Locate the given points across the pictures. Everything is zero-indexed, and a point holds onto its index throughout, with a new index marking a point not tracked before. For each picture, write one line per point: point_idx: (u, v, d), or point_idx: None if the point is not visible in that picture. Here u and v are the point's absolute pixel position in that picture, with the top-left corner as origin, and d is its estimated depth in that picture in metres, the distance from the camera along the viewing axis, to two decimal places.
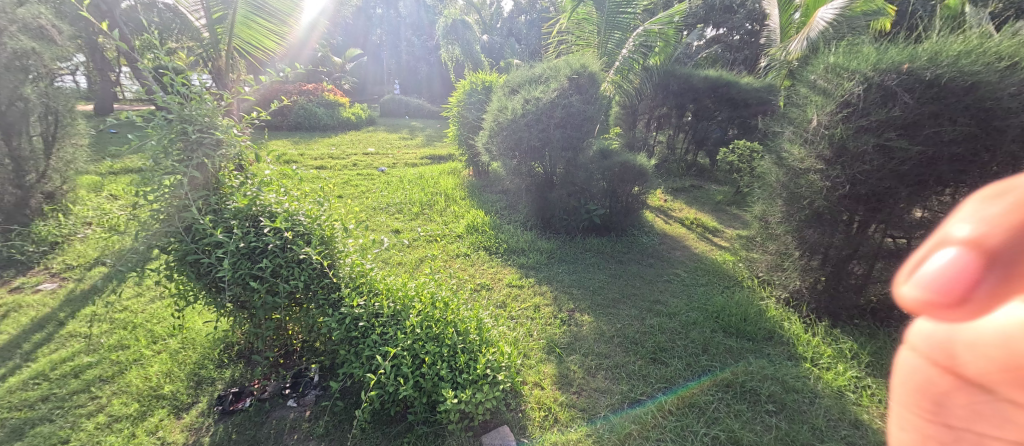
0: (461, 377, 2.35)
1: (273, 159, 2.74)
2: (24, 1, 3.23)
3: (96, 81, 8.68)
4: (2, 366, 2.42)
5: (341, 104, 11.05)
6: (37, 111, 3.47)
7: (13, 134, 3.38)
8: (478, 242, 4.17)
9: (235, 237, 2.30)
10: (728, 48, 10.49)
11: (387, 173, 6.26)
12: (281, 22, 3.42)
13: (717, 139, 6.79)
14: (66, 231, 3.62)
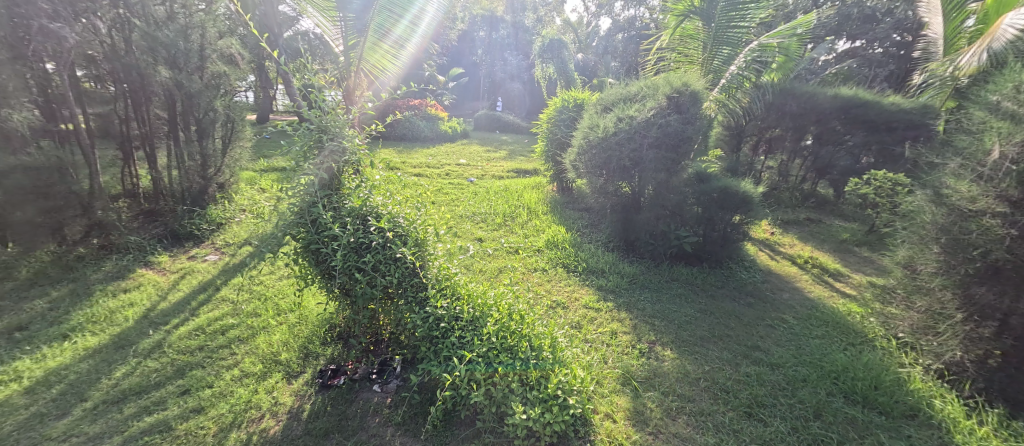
0: (531, 394, 2.35)
1: (385, 166, 3.06)
2: (224, 35, 4.10)
3: (261, 97, 10.59)
4: (176, 317, 3.04)
5: (440, 118, 12.17)
6: (222, 120, 4.36)
7: (206, 137, 4.27)
8: (557, 258, 4.15)
9: (347, 232, 2.59)
10: (866, 63, 8.64)
11: (475, 184, 6.60)
12: (398, 45, 3.89)
13: (845, 168, 5.72)
14: (225, 215, 4.51)
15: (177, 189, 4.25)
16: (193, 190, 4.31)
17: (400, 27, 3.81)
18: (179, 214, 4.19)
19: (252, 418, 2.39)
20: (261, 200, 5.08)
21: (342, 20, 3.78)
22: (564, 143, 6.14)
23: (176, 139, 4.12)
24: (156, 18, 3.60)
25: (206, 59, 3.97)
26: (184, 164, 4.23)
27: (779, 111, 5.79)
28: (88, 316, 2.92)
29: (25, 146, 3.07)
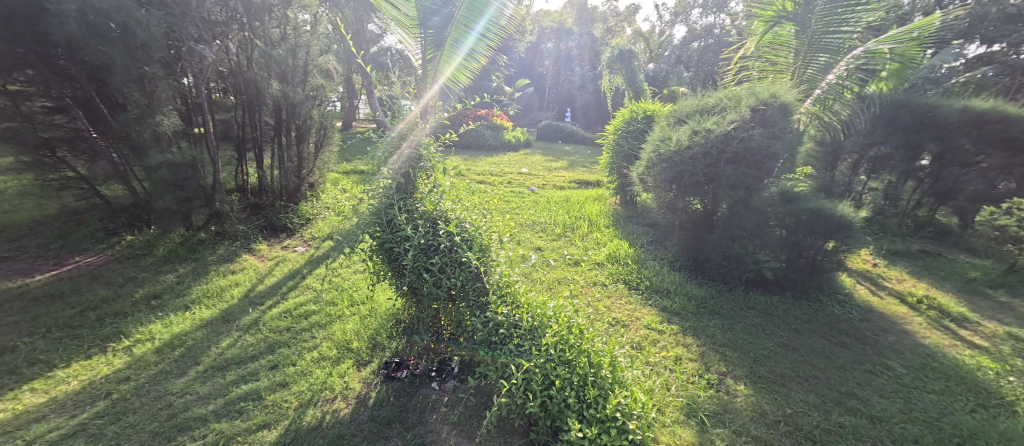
0: (588, 412, 2.27)
1: (455, 173, 3.10)
2: (325, 51, 4.57)
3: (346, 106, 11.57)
4: (270, 299, 3.43)
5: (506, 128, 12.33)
6: (315, 127, 4.87)
7: (303, 141, 4.79)
8: (617, 273, 4.02)
9: (418, 234, 2.68)
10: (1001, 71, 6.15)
11: (535, 193, 6.63)
12: (473, 59, 3.97)
13: (976, 194, 4.70)
14: (313, 211, 5.02)
15: (276, 187, 4.80)
16: (288, 188, 4.84)
17: (475, 41, 3.87)
18: (276, 209, 4.73)
19: (326, 399, 2.58)
20: (343, 200, 5.57)
21: (422, 37, 3.87)
22: (632, 155, 5.86)
23: (282, 141, 4.66)
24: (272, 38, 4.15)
25: (309, 73, 4.46)
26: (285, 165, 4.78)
27: (891, 125, 4.77)
28: (202, 292, 3.38)
29: (169, 146, 3.68)
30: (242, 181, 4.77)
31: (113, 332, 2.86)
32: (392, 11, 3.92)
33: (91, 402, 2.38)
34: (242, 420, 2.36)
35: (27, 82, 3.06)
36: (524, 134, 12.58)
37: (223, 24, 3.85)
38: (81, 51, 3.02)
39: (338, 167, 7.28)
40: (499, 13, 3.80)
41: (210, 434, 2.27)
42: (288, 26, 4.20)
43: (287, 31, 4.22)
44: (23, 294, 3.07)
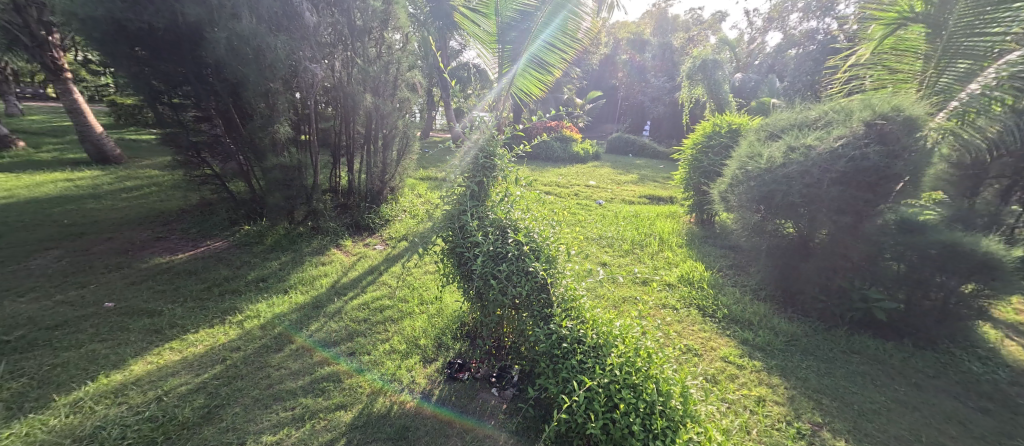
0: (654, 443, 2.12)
1: (526, 183, 3.10)
2: (413, 67, 4.94)
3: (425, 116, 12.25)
4: (353, 290, 3.70)
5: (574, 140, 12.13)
6: (402, 136, 5.25)
7: (391, 149, 5.18)
8: (687, 296, 3.76)
9: (488, 240, 2.71)
10: None
11: (603, 206, 6.44)
12: (546, 71, 4.04)
13: None
14: (391, 213, 5.35)
15: (362, 189, 5.17)
16: (373, 191, 5.22)
17: (550, 54, 3.95)
18: (362, 209, 5.11)
19: (395, 390, 2.66)
20: (418, 204, 5.88)
21: (500, 51, 4.00)
22: (713, 172, 5.38)
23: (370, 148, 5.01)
24: None
25: (398, 86, 4.84)
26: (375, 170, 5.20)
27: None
28: (297, 279, 3.77)
29: (280, 151, 4.24)
30: (334, 184, 5.09)
31: (229, 307, 3.26)
32: (473, 29, 4.15)
33: (209, 366, 2.65)
34: (324, 399, 2.51)
35: (186, 96, 3.82)
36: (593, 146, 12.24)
37: (332, 45, 4.16)
38: (227, 71, 3.66)
39: (415, 173, 7.86)
40: (574, 26, 3.89)
41: (298, 407, 2.44)
42: (384, 46, 4.50)
43: (382, 51, 4.52)
44: (168, 269, 3.72)
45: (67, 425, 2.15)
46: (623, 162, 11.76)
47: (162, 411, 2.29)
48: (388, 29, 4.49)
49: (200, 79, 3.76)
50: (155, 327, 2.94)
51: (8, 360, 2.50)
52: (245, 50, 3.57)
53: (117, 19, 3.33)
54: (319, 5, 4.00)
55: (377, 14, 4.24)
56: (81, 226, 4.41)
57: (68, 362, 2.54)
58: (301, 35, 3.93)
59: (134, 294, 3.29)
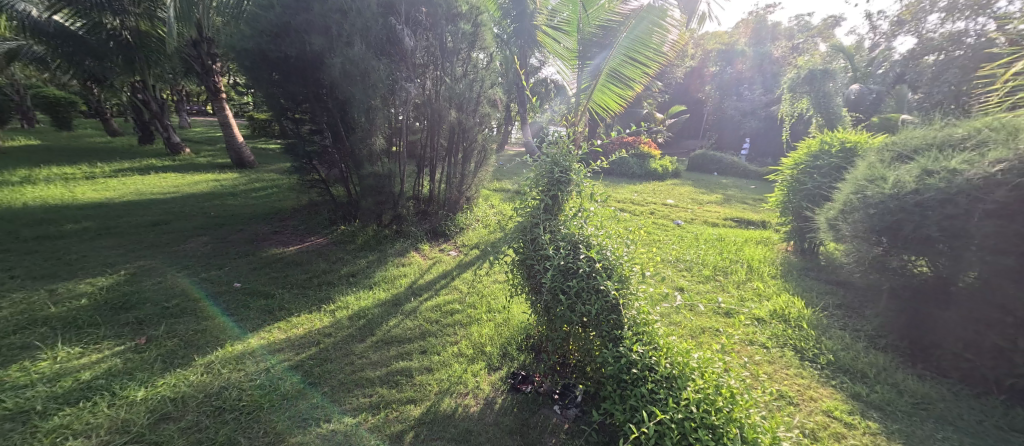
0: None
1: (603, 199, 2.99)
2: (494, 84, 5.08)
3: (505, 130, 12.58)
4: (427, 292, 3.92)
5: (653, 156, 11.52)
6: (487, 148, 5.51)
7: (480, 160, 5.51)
8: (778, 334, 3.34)
9: (560, 255, 2.60)
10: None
11: (682, 227, 6.03)
12: (625, 85, 4.10)
13: None
14: (467, 222, 5.58)
15: (441, 198, 5.43)
16: (451, 201, 5.50)
17: (630, 69, 4.00)
18: (440, 216, 5.40)
19: (460, 392, 2.73)
20: (491, 214, 6.07)
21: (580, 67, 4.27)
22: (819, 195, 4.73)
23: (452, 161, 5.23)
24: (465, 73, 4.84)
25: (481, 103, 4.97)
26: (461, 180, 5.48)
27: None
28: (381, 277, 4.11)
29: (374, 161, 4.66)
30: (417, 191, 5.27)
31: (324, 297, 3.67)
32: (556, 46, 4.53)
33: (307, 347, 2.99)
34: (397, 391, 2.67)
35: (307, 111, 4.41)
36: (673, 163, 11.50)
37: (424, 66, 4.53)
38: (340, 91, 4.16)
39: (490, 185, 8.20)
40: (659, 40, 3.88)
41: (375, 395, 2.63)
42: (470, 65, 4.73)
43: (468, 70, 4.73)
44: (280, 259, 4.31)
45: (200, 381, 2.57)
46: (706, 180, 10.88)
47: (270, 381, 2.62)
48: (474, 50, 4.73)
49: (317, 98, 4.32)
50: (269, 308, 3.42)
51: (166, 323, 3.09)
52: (357, 73, 4.08)
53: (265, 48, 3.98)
54: (416, 30, 4.38)
55: (467, 36, 4.52)
56: (224, 219, 5.31)
57: (206, 330, 3.05)
58: (400, 58, 4.40)
59: (256, 278, 3.87)
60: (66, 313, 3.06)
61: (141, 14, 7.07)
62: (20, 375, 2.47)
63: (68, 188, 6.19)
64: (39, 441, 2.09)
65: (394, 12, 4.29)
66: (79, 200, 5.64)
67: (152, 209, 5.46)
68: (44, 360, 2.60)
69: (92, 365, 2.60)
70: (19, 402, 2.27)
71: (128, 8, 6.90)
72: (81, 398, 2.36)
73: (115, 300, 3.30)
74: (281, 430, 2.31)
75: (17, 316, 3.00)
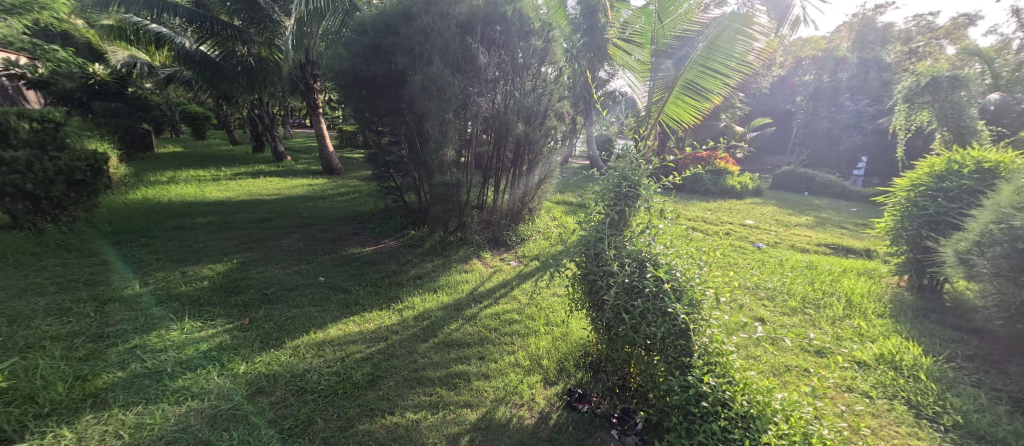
0: None
1: (674, 216, 2.82)
2: (563, 98, 5.10)
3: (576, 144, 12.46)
4: (488, 299, 4.00)
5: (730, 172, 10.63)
6: (557, 162, 5.55)
7: (548, 173, 5.54)
8: (883, 382, 2.86)
9: (624, 272, 2.50)
10: None
11: (764, 251, 5.49)
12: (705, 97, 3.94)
13: None
14: (528, 233, 5.61)
15: (504, 209, 5.50)
16: (514, 211, 5.58)
17: (707, 80, 3.85)
18: (503, 225, 5.50)
19: (515, 402, 2.74)
20: (552, 226, 6.07)
21: (652, 80, 4.06)
22: (944, 223, 4.00)
23: (518, 172, 5.30)
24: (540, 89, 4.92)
25: (548, 116, 5.01)
26: (531, 192, 5.59)
27: None
28: (444, 281, 4.29)
29: (445, 171, 4.89)
30: (481, 200, 5.35)
31: (394, 296, 3.92)
32: (626, 59, 4.36)
33: (377, 341, 3.22)
34: (455, 393, 2.76)
35: (396, 124, 4.80)
36: (754, 181, 10.49)
37: (495, 81, 4.66)
38: (419, 106, 4.47)
39: (553, 197, 8.22)
40: (743, 49, 3.73)
41: (435, 395, 2.74)
42: (540, 80, 4.79)
43: (538, 84, 4.80)
44: (356, 258, 4.70)
45: (288, 361, 2.89)
46: (794, 200, 9.77)
47: (345, 369, 2.87)
48: (544, 65, 4.78)
49: (397, 112, 4.72)
50: (347, 302, 3.75)
51: (264, 307, 3.53)
52: (434, 88, 4.35)
53: (362, 69, 4.45)
54: (489, 48, 4.57)
55: (537, 52, 4.59)
56: (314, 219, 5.98)
57: (296, 317, 3.43)
58: (473, 74, 4.58)
59: (338, 275, 4.27)
60: (193, 292, 3.65)
61: (264, 42, 8.59)
62: (156, 340, 2.98)
63: (201, 188, 7.37)
64: (166, 398, 2.50)
65: (470, 31, 4.47)
66: (210, 198, 6.70)
67: (262, 209, 6.29)
68: (174, 329, 3.12)
69: (207, 338, 3.06)
70: (153, 363, 2.75)
71: (254, 38, 8.33)
72: (197, 365, 2.78)
73: (227, 285, 3.85)
74: (352, 415, 2.51)
75: (160, 291, 3.64)
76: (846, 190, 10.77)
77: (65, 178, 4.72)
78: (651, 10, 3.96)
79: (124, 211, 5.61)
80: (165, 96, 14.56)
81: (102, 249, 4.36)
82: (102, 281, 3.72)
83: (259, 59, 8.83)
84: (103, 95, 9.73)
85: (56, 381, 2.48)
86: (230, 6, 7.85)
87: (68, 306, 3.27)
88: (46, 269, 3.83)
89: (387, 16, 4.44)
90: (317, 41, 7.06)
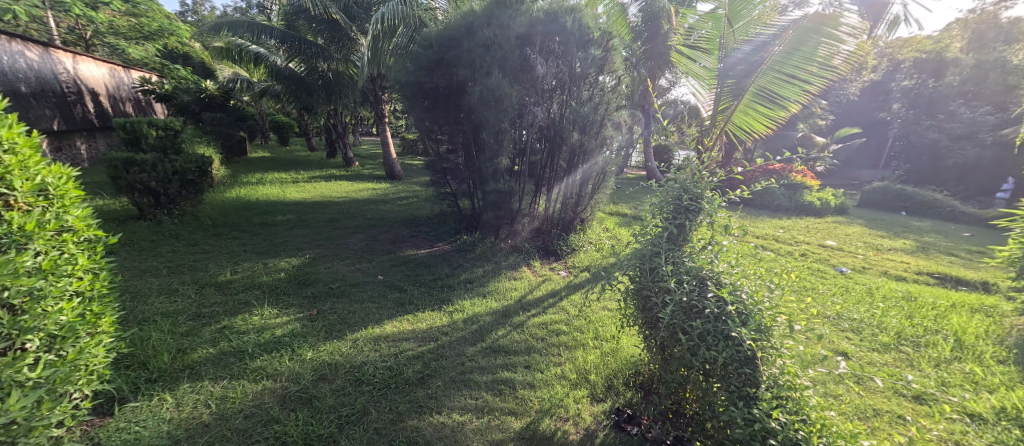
0: None
1: (740, 232, 2.62)
2: (620, 108, 5.00)
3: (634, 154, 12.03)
4: (538, 308, 3.97)
5: (809, 187, 9.62)
6: (612, 172, 5.38)
7: (602, 183, 5.40)
8: (1004, 441, 2.38)
9: (681, 289, 2.35)
10: None
11: (849, 276, 4.88)
12: (778, 107, 3.71)
13: None
14: (580, 243, 5.51)
15: (556, 217, 5.42)
16: (565, 220, 5.45)
17: (782, 86, 3.60)
18: (553, 234, 5.43)
19: (560, 416, 2.68)
20: (604, 238, 5.90)
21: (719, 86, 3.91)
22: None
23: (570, 182, 5.20)
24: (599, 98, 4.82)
25: (604, 126, 4.89)
26: (589, 202, 5.50)
27: None
28: (493, 287, 4.34)
29: (499, 178, 4.99)
30: (532, 209, 5.39)
31: (445, 298, 4.04)
32: (692, 66, 4.34)
33: (428, 341, 3.34)
34: (501, 400, 2.77)
35: (461, 133, 5.01)
36: (836, 197, 9.36)
37: (552, 91, 4.69)
38: (477, 116, 4.66)
39: (607, 208, 8.01)
40: (827, 52, 3.40)
41: (480, 399, 2.77)
42: (597, 89, 4.73)
43: (595, 93, 4.74)
44: (412, 260, 4.92)
45: (347, 353, 3.10)
46: (885, 220, 8.59)
47: (397, 365, 3.01)
48: (603, 74, 4.72)
49: (455, 121, 5.00)
50: (402, 301, 3.93)
51: (330, 300, 3.83)
52: (492, 98, 4.43)
53: (429, 81, 4.76)
54: (548, 58, 4.58)
55: (596, 62, 4.52)
56: (376, 220, 6.39)
57: (357, 311, 3.67)
58: (531, 85, 4.63)
59: (394, 274, 4.50)
60: (272, 282, 4.07)
61: (342, 58, 9.19)
62: (240, 323, 3.36)
63: (284, 189, 8.21)
64: (247, 376, 2.79)
65: (530, 42, 4.51)
66: (292, 199, 7.42)
67: (334, 209, 6.85)
68: (255, 314, 3.49)
69: (282, 324, 3.39)
70: (237, 343, 3.09)
71: (334, 54, 9.08)
72: (272, 348, 3.09)
73: (300, 277, 4.23)
74: (401, 410, 2.62)
75: (246, 279, 4.09)
76: (955, 212, 9.35)
77: (178, 177, 5.46)
78: (720, 14, 3.82)
79: (221, 207, 6.41)
80: (259, 107, 16.35)
81: (204, 240, 5.01)
82: (201, 268, 4.27)
83: (337, 73, 9.51)
84: (211, 107, 11.12)
85: (162, 352, 2.87)
86: (314, 27, 8.74)
87: (175, 287, 3.81)
88: (160, 255, 4.49)
89: (451, 31, 4.67)
90: (389, 56, 7.58)
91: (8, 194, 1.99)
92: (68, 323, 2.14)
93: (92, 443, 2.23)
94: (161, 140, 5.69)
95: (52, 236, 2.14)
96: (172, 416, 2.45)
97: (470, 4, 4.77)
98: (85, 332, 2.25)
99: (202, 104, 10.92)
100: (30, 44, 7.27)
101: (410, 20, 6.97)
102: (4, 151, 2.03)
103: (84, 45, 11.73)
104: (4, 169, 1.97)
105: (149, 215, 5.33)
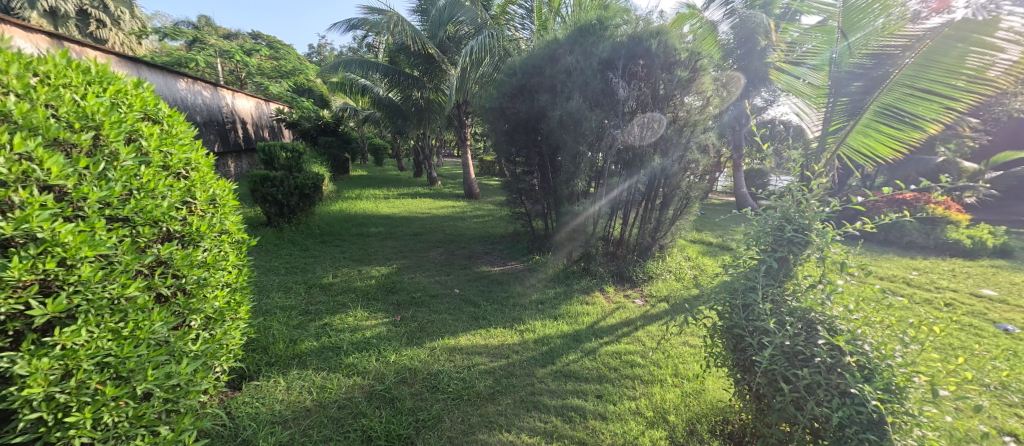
0: None
1: (859, 273, 2.22)
2: (707, 129, 4.66)
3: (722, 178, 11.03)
4: (609, 336, 3.80)
5: (956, 222, 7.81)
6: (696, 196, 5.10)
7: (684, 210, 5.15)
8: None
9: (784, 332, 2.04)
10: None
11: (1019, 337, 3.82)
12: (907, 127, 3.16)
13: None
14: (659, 271, 5.21)
15: (632, 242, 5.23)
16: (642, 245, 5.26)
17: (916, 103, 3.07)
18: (628, 260, 5.21)
19: None
20: (687, 267, 5.50)
21: (831, 104, 3.51)
22: None
23: (649, 203, 5.01)
24: (686, 120, 4.49)
25: (688, 149, 4.63)
26: (671, 229, 5.28)
27: None
28: (565, 310, 4.24)
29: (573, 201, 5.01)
30: (607, 232, 5.22)
31: (517, 317, 4.07)
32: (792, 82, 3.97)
33: (499, 357, 3.40)
34: (570, 427, 2.69)
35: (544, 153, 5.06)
36: (995, 235, 7.43)
37: (633, 114, 4.50)
38: (557, 138, 4.68)
39: (690, 235, 7.42)
40: (978, 63, 2.78)
41: (550, 423, 2.72)
42: (682, 111, 4.46)
43: (679, 115, 4.48)
44: (487, 275, 5.08)
45: (426, 360, 3.29)
46: None
47: (471, 378, 3.10)
48: (689, 95, 4.45)
49: (534, 144, 5.09)
50: (476, 315, 4.06)
51: (412, 309, 4.12)
52: (572, 121, 4.41)
53: (518, 103, 4.95)
54: (631, 81, 4.43)
55: (682, 83, 4.30)
56: (456, 236, 6.74)
57: (436, 321, 3.90)
58: (612, 108, 4.50)
59: (470, 288, 4.69)
60: (365, 287, 4.51)
61: (433, 87, 10.01)
62: (338, 322, 3.78)
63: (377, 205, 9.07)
64: (340, 370, 3.12)
65: (613, 67, 4.41)
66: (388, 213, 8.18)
67: (417, 224, 7.39)
68: (350, 315, 3.90)
69: (372, 326, 3.73)
70: (334, 340, 3.47)
71: (426, 84, 10.01)
72: (363, 347, 3.41)
73: (388, 285, 4.62)
74: (473, 423, 2.68)
75: (343, 282, 4.62)
76: None
77: (298, 191, 6.35)
78: (832, 26, 3.55)
79: (331, 219, 7.30)
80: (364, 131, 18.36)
81: (313, 246, 5.77)
82: (311, 270, 4.92)
83: (428, 100, 10.48)
84: (327, 132, 12.79)
85: (279, 340, 3.34)
86: (413, 61, 9.60)
87: (290, 286, 4.42)
88: (281, 257, 5.27)
89: (535, 59, 4.80)
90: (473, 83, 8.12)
91: (192, 202, 2.50)
92: (219, 308, 2.60)
93: (226, 412, 2.66)
94: (289, 160, 6.73)
95: (215, 236, 2.64)
96: (283, 397, 2.81)
97: (555, 31, 4.87)
98: (228, 317, 2.71)
99: (319, 129, 12.58)
100: (205, 83, 9.16)
101: (495, 50, 7.38)
102: (191, 170, 2.55)
103: (240, 83, 14.37)
104: (191, 184, 2.49)
105: (275, 222, 6.29)
